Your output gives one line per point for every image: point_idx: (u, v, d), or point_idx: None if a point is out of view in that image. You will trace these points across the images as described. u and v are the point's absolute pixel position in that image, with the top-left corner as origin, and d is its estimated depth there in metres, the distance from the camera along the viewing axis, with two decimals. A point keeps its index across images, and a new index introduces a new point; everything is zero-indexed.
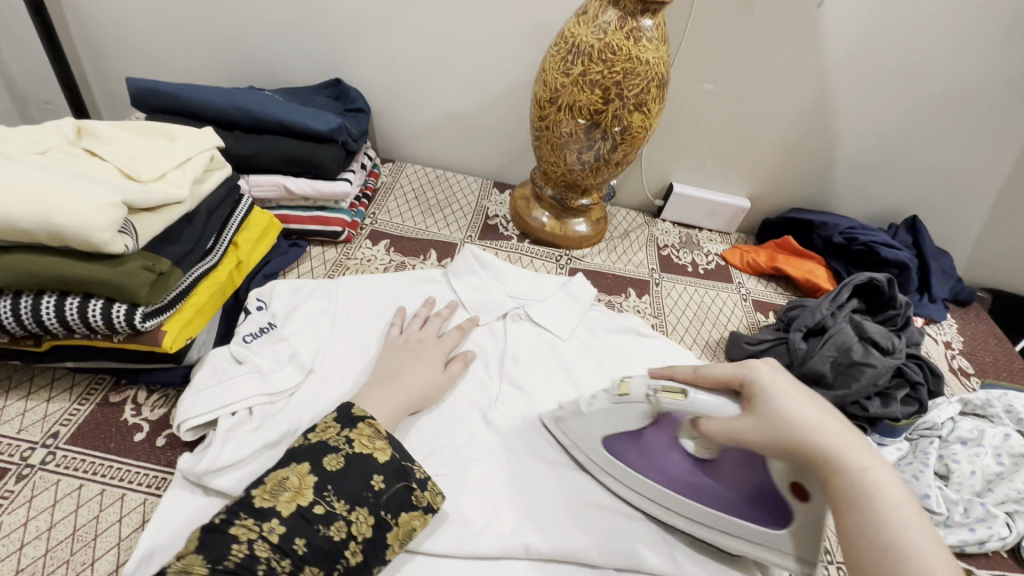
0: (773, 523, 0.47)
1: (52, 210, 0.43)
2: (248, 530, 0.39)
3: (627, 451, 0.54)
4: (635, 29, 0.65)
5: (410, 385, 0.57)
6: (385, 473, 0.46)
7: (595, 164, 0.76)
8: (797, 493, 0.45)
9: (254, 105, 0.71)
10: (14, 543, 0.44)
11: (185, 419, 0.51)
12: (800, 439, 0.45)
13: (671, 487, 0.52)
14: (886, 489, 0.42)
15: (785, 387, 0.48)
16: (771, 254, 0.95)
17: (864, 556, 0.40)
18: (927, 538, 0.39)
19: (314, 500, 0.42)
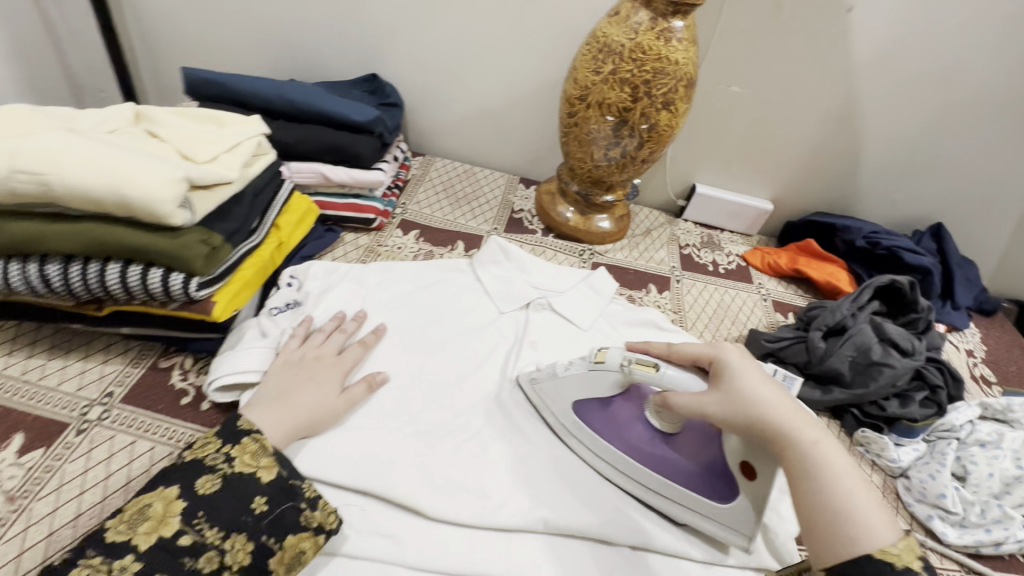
0: (721, 497, 0.53)
1: (122, 183, 0.47)
2: (94, 570, 0.38)
3: (592, 419, 0.60)
4: (665, 30, 0.67)
5: (299, 405, 0.53)
6: (269, 492, 0.45)
7: (621, 160, 0.78)
8: (745, 472, 0.52)
9: (298, 96, 0.75)
10: (75, 489, 0.48)
11: (218, 379, 0.55)
12: (760, 416, 0.48)
13: (630, 454, 0.57)
14: (837, 462, 0.46)
15: (746, 367, 0.52)
16: (792, 256, 0.96)
17: (818, 522, 0.43)
18: (869, 507, 0.44)
19: (179, 531, 0.41)
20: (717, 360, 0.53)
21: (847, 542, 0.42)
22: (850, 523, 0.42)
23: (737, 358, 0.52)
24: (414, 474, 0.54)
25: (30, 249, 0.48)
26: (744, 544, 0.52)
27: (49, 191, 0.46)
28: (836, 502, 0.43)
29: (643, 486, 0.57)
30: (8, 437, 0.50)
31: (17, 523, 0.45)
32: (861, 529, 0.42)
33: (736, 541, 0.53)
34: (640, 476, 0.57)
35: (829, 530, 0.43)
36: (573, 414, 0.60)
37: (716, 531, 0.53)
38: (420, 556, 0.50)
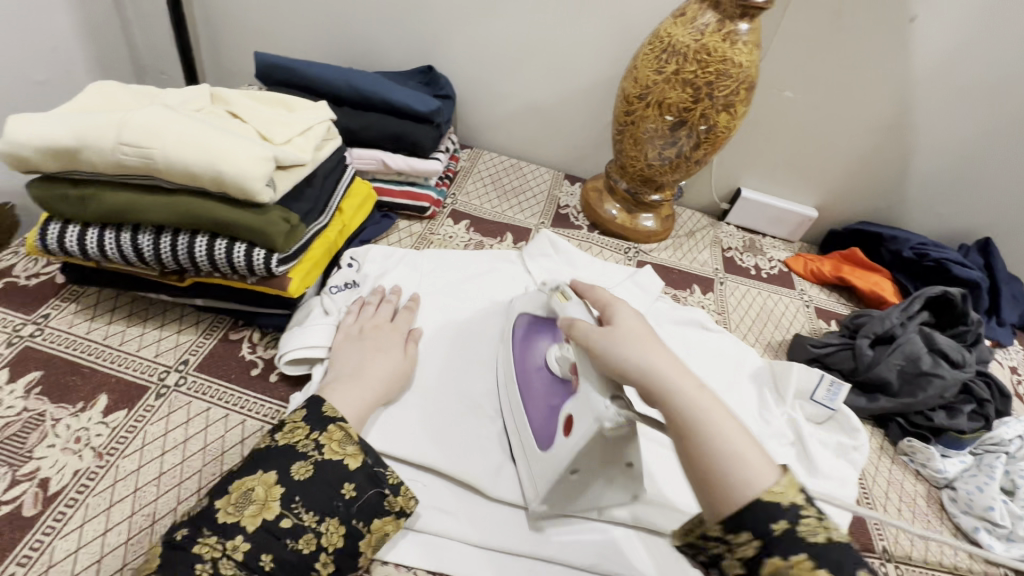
0: (539, 442, 0.53)
1: (219, 161, 0.49)
2: (212, 549, 0.42)
3: (518, 334, 0.64)
4: (731, 32, 0.67)
5: (375, 378, 0.56)
6: (357, 480, 0.48)
7: (674, 160, 0.78)
8: (564, 426, 0.50)
9: (364, 84, 0.77)
10: (158, 450, 0.50)
11: (292, 352, 0.57)
12: (639, 362, 0.45)
13: (519, 372, 0.60)
14: (717, 407, 0.43)
15: (628, 318, 0.50)
16: (836, 264, 0.96)
17: (711, 473, 0.41)
18: (754, 452, 0.41)
19: (280, 514, 0.44)
20: (611, 308, 0.52)
21: (742, 487, 0.40)
22: (736, 469, 0.40)
23: (629, 311, 0.51)
24: (472, 452, 0.57)
25: (125, 220, 0.51)
26: (535, 502, 0.52)
27: (150, 164, 0.48)
28: (722, 448, 0.41)
29: (510, 412, 0.59)
30: (93, 397, 0.53)
31: (106, 478, 0.47)
32: (752, 471, 0.40)
33: (533, 496, 0.52)
34: (510, 401, 0.59)
35: (721, 480, 0.40)
36: (512, 322, 0.66)
37: (524, 474, 0.54)
38: (479, 535, 0.52)
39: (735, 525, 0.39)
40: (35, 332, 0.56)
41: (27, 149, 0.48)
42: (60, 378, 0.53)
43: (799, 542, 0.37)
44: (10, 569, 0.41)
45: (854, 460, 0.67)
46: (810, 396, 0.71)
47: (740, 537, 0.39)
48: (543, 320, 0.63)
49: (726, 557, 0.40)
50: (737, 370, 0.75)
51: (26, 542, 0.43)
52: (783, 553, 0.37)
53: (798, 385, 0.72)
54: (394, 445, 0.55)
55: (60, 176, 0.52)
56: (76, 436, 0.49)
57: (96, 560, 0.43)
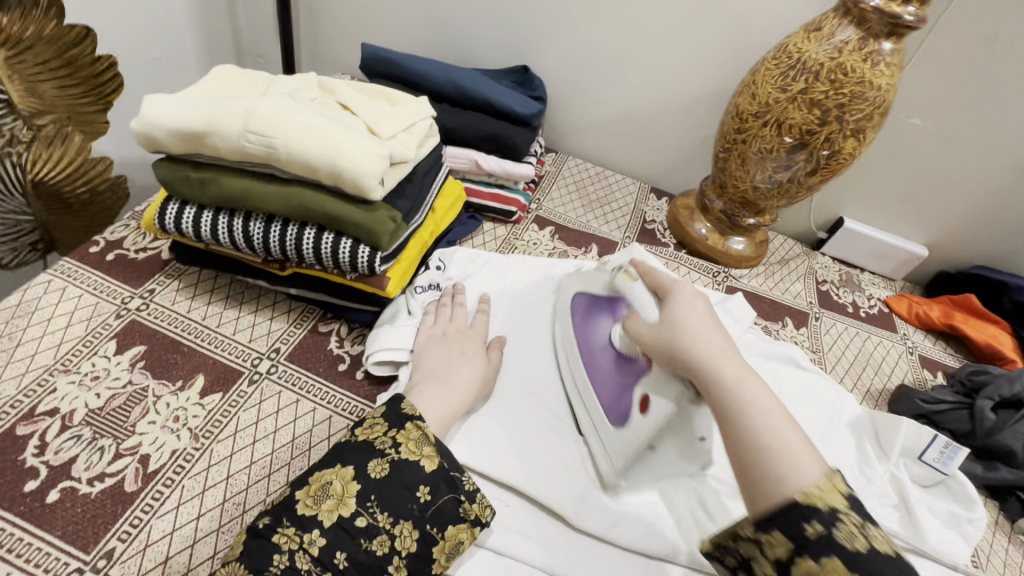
0: (614, 421, 0.54)
1: (338, 156, 0.48)
2: (290, 540, 0.39)
3: (578, 313, 0.61)
4: (873, 52, 0.62)
5: (463, 384, 0.52)
6: (432, 483, 0.44)
7: (784, 184, 0.73)
8: (640, 405, 0.52)
9: (466, 81, 0.77)
10: (249, 437, 0.50)
11: (376, 351, 0.55)
12: (686, 353, 0.47)
13: (583, 353, 0.59)
14: (762, 398, 0.43)
15: (687, 308, 0.50)
16: (945, 310, 0.87)
17: (750, 463, 0.40)
18: (796, 445, 0.40)
19: (356, 512, 0.41)
20: (670, 295, 0.53)
21: (774, 481, 0.38)
22: (771, 459, 0.39)
23: (688, 298, 0.52)
24: (557, 478, 0.53)
25: (240, 206, 0.52)
26: (609, 474, 0.53)
27: (272, 153, 0.49)
28: (757, 441, 0.40)
29: (574, 390, 0.59)
30: (192, 376, 0.53)
31: (200, 461, 0.48)
32: (786, 464, 0.38)
33: (606, 469, 0.53)
34: (576, 378, 0.59)
35: (756, 471, 0.39)
36: (567, 301, 0.65)
37: (595, 450, 0.55)
38: (557, 565, 0.48)
39: (769, 524, 0.37)
40: (141, 305, 0.58)
41: (160, 130, 0.50)
42: (161, 355, 0.54)
43: (836, 547, 0.34)
44: (111, 544, 0.42)
45: (966, 534, 0.59)
46: (918, 456, 0.64)
47: (771, 534, 0.37)
48: (601, 299, 0.60)
49: (756, 558, 0.37)
50: (835, 416, 0.68)
51: (126, 518, 0.43)
52: (815, 554, 0.34)
53: (904, 442, 0.64)
54: (479, 459, 0.52)
55: (185, 158, 0.53)
56: (175, 415, 0.50)
57: (189, 544, 0.43)
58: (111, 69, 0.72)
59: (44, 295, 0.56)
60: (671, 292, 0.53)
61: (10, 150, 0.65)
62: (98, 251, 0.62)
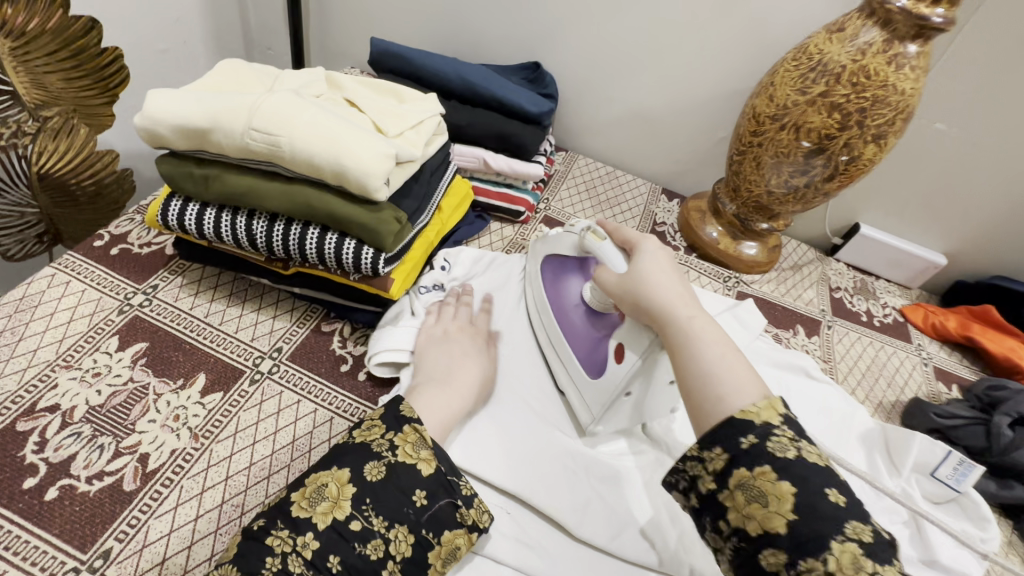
0: (588, 370, 0.56)
1: (343, 155, 0.48)
2: (283, 543, 0.38)
3: (548, 274, 0.63)
4: (898, 54, 0.60)
5: (463, 387, 0.51)
6: (429, 487, 0.43)
7: (799, 189, 0.71)
8: (615, 354, 0.53)
9: (476, 78, 0.76)
10: (249, 438, 0.50)
11: (377, 351, 0.54)
12: (647, 298, 0.48)
13: (554, 309, 0.61)
14: (712, 333, 0.44)
15: (653, 257, 0.52)
16: (963, 321, 0.84)
17: (693, 390, 0.42)
18: (739, 373, 0.41)
19: (350, 515, 0.40)
20: (636, 248, 0.53)
21: (715, 402, 0.39)
22: (714, 383, 0.41)
23: (654, 250, 0.52)
24: (560, 486, 0.52)
25: (243, 204, 0.51)
26: (590, 423, 0.56)
27: (276, 151, 0.48)
28: (703, 370, 0.42)
29: (550, 345, 0.61)
30: (193, 374, 0.53)
31: (200, 461, 0.47)
32: (726, 392, 0.40)
33: (586, 419, 0.56)
34: (549, 332, 0.61)
35: (700, 397, 0.41)
36: (538, 266, 0.65)
37: (574, 403, 0.58)
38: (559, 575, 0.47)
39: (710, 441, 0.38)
40: (144, 302, 0.57)
41: (163, 126, 0.49)
42: (163, 352, 0.54)
43: (767, 455, 0.36)
44: (108, 544, 0.41)
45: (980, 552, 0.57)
46: (930, 473, 0.62)
47: (713, 452, 0.38)
48: (571, 260, 0.61)
49: (700, 475, 0.38)
50: (845, 429, 0.67)
51: (124, 518, 0.43)
52: (749, 464, 0.36)
53: (917, 457, 0.62)
54: (479, 466, 0.51)
55: (189, 154, 0.52)
56: (175, 414, 0.50)
57: (186, 546, 0.42)
58: (117, 61, 0.71)
59: (47, 289, 0.56)
60: (637, 242, 0.54)
61: (16, 142, 0.64)
62: (103, 245, 0.61)
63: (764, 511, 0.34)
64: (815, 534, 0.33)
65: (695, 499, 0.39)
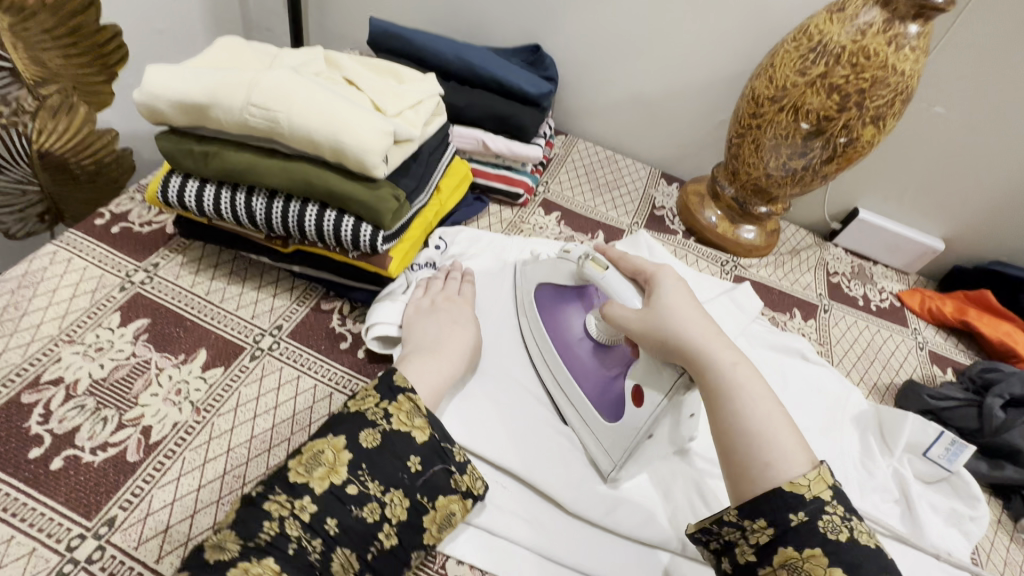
0: (605, 413, 0.54)
1: (342, 132, 0.48)
2: (281, 507, 0.39)
3: (545, 306, 0.61)
4: (898, 35, 0.60)
5: (452, 353, 0.52)
6: (423, 453, 0.44)
7: (798, 172, 0.71)
8: (633, 396, 0.51)
9: (475, 59, 0.75)
10: (250, 412, 0.50)
11: (375, 323, 0.55)
12: (677, 342, 0.47)
13: (559, 347, 0.58)
14: (749, 383, 0.44)
15: (673, 292, 0.50)
16: (959, 305, 0.85)
17: (740, 454, 0.42)
18: (783, 432, 0.42)
19: (347, 479, 0.41)
20: (655, 280, 0.52)
21: (763, 466, 0.40)
22: (762, 447, 0.41)
23: (672, 283, 0.51)
24: (556, 464, 0.53)
25: (242, 180, 0.51)
26: (610, 469, 0.52)
27: (275, 127, 0.48)
28: (748, 427, 0.42)
29: (558, 387, 0.58)
30: (194, 350, 0.54)
31: (202, 434, 0.48)
32: (774, 451, 0.40)
33: (606, 464, 0.53)
34: (555, 373, 0.58)
35: (747, 461, 0.41)
36: (531, 295, 0.63)
37: (591, 446, 0.54)
38: (554, 547, 0.48)
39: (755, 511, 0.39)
40: (145, 279, 0.58)
41: (162, 102, 0.49)
42: (165, 328, 0.54)
43: (815, 535, 0.37)
44: (112, 512, 0.42)
45: (969, 532, 0.59)
46: (923, 453, 0.62)
47: (755, 523, 0.39)
48: (569, 290, 0.60)
49: (739, 543, 0.40)
50: (839, 410, 0.67)
51: (127, 487, 0.44)
52: (798, 544, 0.37)
53: (909, 439, 0.63)
54: (475, 441, 0.52)
55: (188, 131, 0.53)
56: (177, 388, 0.50)
57: (190, 515, 0.43)
58: (115, 38, 0.71)
59: (49, 266, 0.56)
60: (655, 276, 0.52)
61: (15, 119, 0.65)
62: (103, 223, 0.62)
63: None
64: None
65: (727, 562, 0.41)
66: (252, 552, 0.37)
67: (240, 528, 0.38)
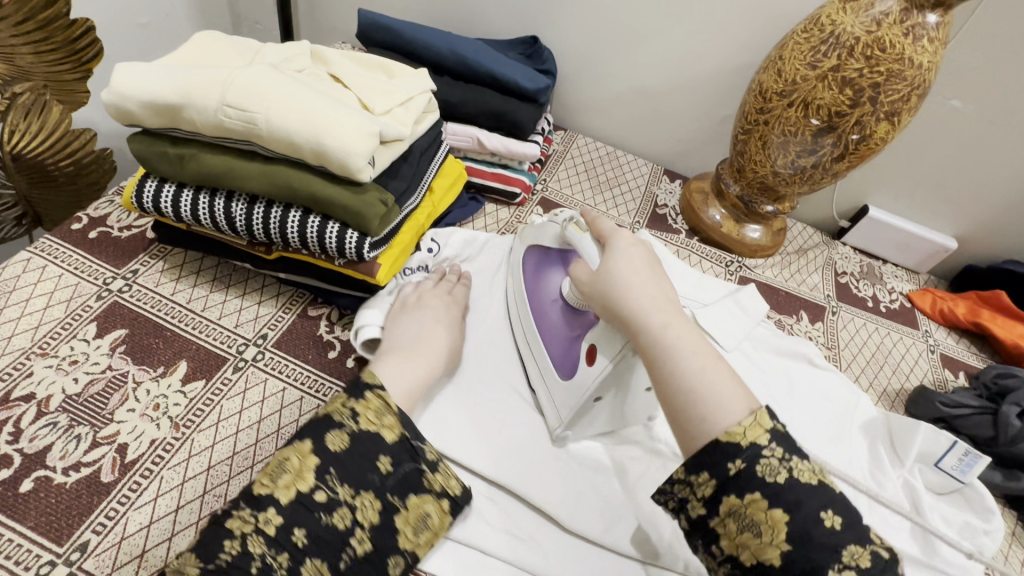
0: (560, 370, 0.53)
1: (324, 133, 0.45)
2: (245, 522, 0.37)
3: (529, 266, 0.60)
4: (915, 26, 0.56)
5: (431, 354, 0.50)
6: (394, 453, 0.42)
7: (806, 170, 0.68)
8: (587, 356, 0.50)
9: (469, 53, 0.72)
10: (232, 427, 0.48)
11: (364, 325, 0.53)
12: (618, 301, 0.44)
13: (532, 304, 0.57)
14: (687, 339, 0.41)
15: (622, 253, 0.47)
16: (972, 307, 0.82)
17: (674, 410, 0.39)
18: (721, 386, 0.38)
19: (315, 486, 0.39)
20: (608, 243, 0.49)
21: (696, 422, 0.37)
22: (694, 402, 0.38)
23: (626, 246, 0.48)
24: (553, 478, 0.50)
25: (220, 184, 0.49)
26: (556, 426, 0.52)
27: (252, 129, 0.46)
28: (679, 382, 0.39)
29: (526, 343, 0.58)
30: (174, 362, 0.51)
31: (181, 451, 0.46)
32: (708, 406, 0.37)
33: (554, 422, 0.52)
34: (524, 327, 0.58)
35: (681, 418, 0.38)
36: (521, 257, 0.62)
37: (542, 402, 0.54)
38: (551, 568, 0.46)
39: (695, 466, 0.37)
40: (124, 287, 0.55)
41: (134, 102, 0.47)
42: (143, 339, 0.52)
43: (758, 481, 0.35)
44: (85, 537, 0.40)
45: (982, 546, 0.56)
46: (934, 463, 0.60)
47: (700, 476, 0.37)
48: (553, 251, 0.58)
49: (690, 499, 0.37)
50: (849, 417, 0.65)
51: (102, 510, 0.42)
52: (740, 492, 0.35)
53: (921, 448, 0.60)
54: (466, 455, 0.50)
55: (162, 132, 0.50)
56: (155, 403, 0.48)
57: (167, 538, 0.41)
58: (89, 33, 0.68)
59: (23, 274, 0.54)
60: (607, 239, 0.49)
61: None
62: (81, 228, 0.59)
63: (757, 540, 0.35)
64: (806, 562, 0.33)
65: (684, 520, 0.39)
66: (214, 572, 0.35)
67: (201, 550, 0.35)
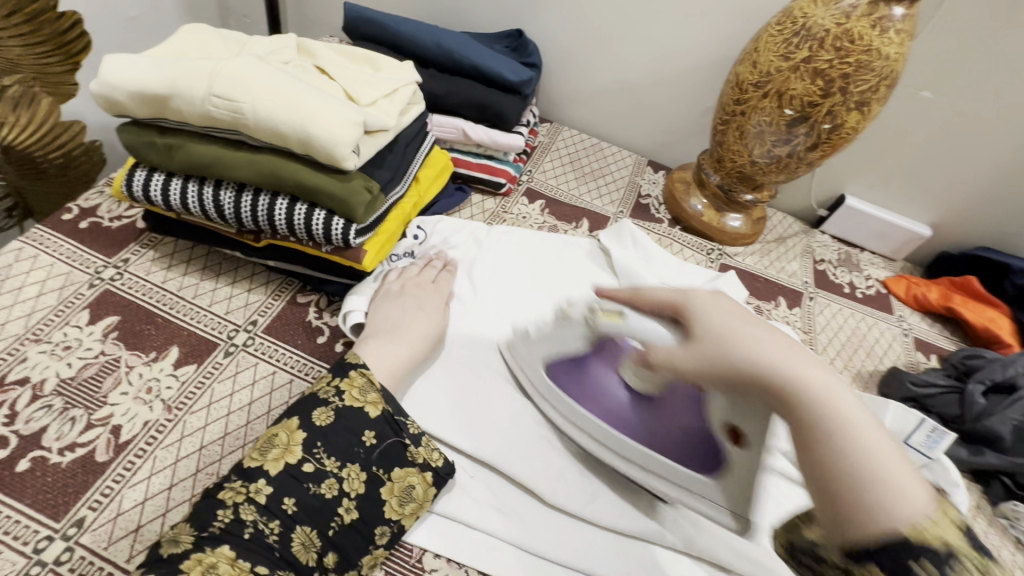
0: (706, 469, 0.47)
1: (309, 122, 0.46)
2: (236, 493, 0.40)
3: (561, 378, 0.53)
4: (883, 18, 0.58)
5: (412, 337, 0.52)
6: (378, 427, 0.45)
7: (782, 159, 0.70)
8: (732, 438, 0.46)
9: (454, 46, 0.74)
10: (223, 409, 0.50)
11: (351, 309, 0.55)
12: (747, 367, 0.37)
13: (611, 423, 0.50)
14: (847, 408, 0.35)
15: (714, 311, 0.41)
16: (944, 292, 0.84)
17: (848, 498, 0.32)
18: (895, 466, 0.33)
19: (303, 458, 0.42)
20: (687, 304, 0.43)
21: (871, 509, 0.31)
22: (873, 488, 0.32)
23: (710, 304, 0.42)
24: (535, 455, 0.52)
25: (209, 174, 0.50)
26: (733, 521, 0.47)
27: (239, 118, 0.47)
28: (859, 466, 0.33)
29: (636, 466, 0.49)
30: (166, 347, 0.53)
31: (174, 432, 0.47)
32: (885, 490, 0.32)
33: (728, 519, 0.47)
34: (626, 452, 0.49)
35: (851, 503, 0.32)
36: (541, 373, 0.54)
37: (707, 512, 0.47)
38: (532, 540, 0.48)
39: (866, 555, 0.31)
40: (115, 276, 0.57)
41: (122, 92, 0.48)
42: (136, 326, 0.53)
43: None
44: (81, 513, 0.42)
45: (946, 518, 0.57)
46: (904, 440, 0.61)
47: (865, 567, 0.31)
48: (585, 353, 0.53)
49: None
50: None
51: (97, 487, 0.43)
52: None
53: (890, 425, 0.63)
54: (450, 433, 0.52)
55: (151, 124, 0.52)
56: (148, 386, 0.50)
57: (161, 514, 0.43)
58: (76, 25, 0.69)
59: (15, 263, 0.55)
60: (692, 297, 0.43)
61: None
62: (72, 218, 0.60)
63: None
64: None
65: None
66: (207, 541, 0.37)
67: (195, 521, 0.38)
